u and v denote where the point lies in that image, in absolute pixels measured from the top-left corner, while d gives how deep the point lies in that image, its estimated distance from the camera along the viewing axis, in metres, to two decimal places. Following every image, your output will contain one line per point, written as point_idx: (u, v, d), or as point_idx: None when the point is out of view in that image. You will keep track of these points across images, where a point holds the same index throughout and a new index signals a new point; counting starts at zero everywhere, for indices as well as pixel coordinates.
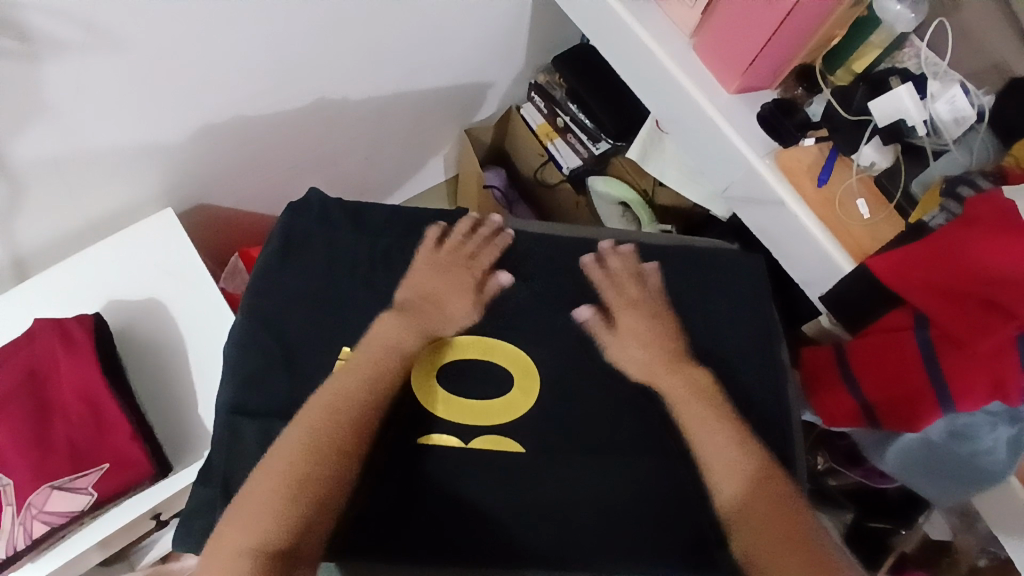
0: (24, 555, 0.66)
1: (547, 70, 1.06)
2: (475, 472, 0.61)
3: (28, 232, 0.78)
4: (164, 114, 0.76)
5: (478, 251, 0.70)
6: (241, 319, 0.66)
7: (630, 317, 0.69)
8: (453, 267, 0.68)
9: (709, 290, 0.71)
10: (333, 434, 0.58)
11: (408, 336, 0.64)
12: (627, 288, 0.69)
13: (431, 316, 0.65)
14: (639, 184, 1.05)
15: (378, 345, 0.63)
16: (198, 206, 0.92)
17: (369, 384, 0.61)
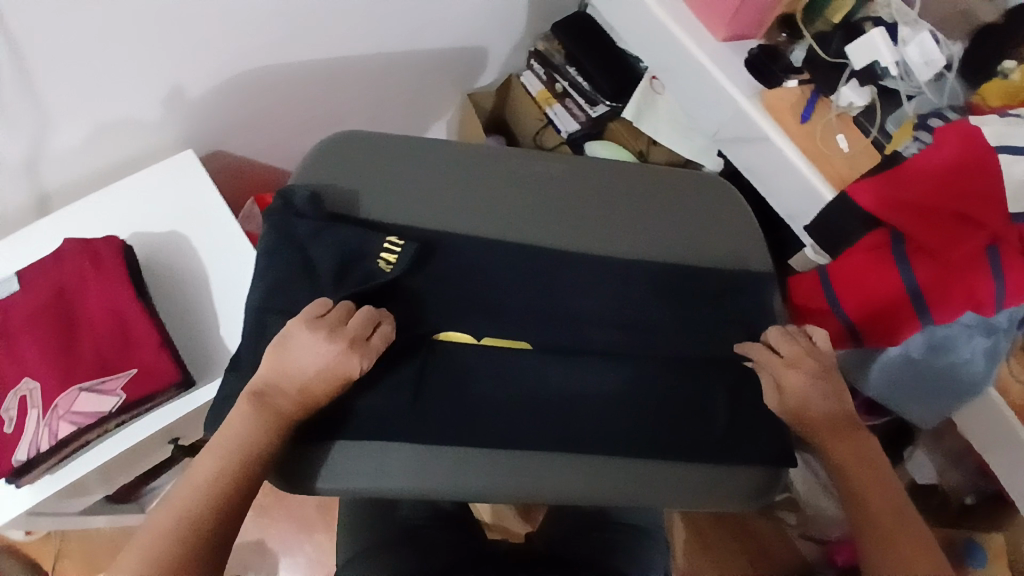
0: (46, 458, 0.69)
1: (546, 38, 1.12)
2: (488, 363, 0.67)
3: (55, 168, 0.82)
4: (187, 58, 0.80)
5: (348, 329, 0.62)
6: (261, 241, 0.71)
7: (628, 236, 0.77)
8: (316, 342, 0.61)
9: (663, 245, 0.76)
10: (173, 541, 0.55)
11: (263, 430, 0.59)
12: (785, 348, 0.68)
13: (292, 384, 0.60)
14: (634, 146, 1.09)
15: (219, 449, 0.58)
16: (213, 154, 0.97)
17: (208, 499, 0.57)
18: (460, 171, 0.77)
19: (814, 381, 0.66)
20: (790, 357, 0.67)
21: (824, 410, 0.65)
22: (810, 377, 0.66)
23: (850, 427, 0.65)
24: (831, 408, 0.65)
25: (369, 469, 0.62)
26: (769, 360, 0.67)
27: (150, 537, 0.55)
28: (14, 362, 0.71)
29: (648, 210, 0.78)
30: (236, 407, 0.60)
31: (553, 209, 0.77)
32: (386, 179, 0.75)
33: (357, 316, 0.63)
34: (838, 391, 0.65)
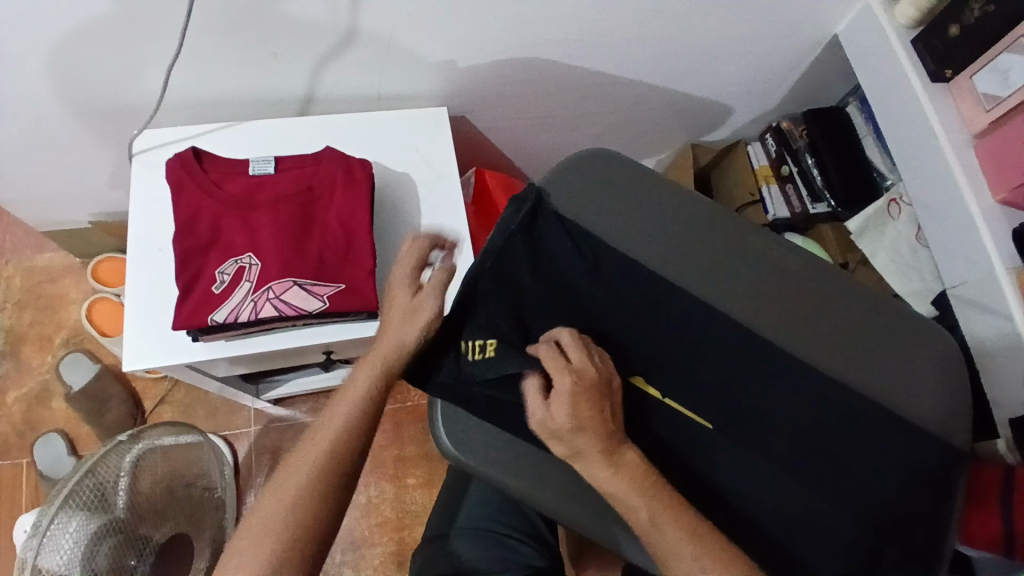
0: (236, 327, 0.74)
1: (792, 119, 1.10)
2: (663, 419, 0.69)
3: (333, 80, 0.88)
4: (488, 25, 0.83)
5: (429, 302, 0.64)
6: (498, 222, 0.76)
7: (847, 346, 0.73)
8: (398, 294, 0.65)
9: (882, 371, 0.72)
10: (303, 518, 0.56)
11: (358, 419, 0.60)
12: (571, 359, 0.62)
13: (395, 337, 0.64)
14: (838, 256, 1.06)
15: (317, 445, 0.59)
16: (459, 117, 1.01)
17: (306, 492, 0.57)
18: (705, 221, 0.77)
19: (596, 423, 0.59)
20: (573, 369, 0.61)
21: (595, 476, 0.59)
22: (610, 436, 0.59)
23: (684, 515, 0.58)
24: (625, 483, 0.58)
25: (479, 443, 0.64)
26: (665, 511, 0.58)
27: (273, 511, 0.56)
28: (246, 234, 0.76)
29: (873, 343, 0.73)
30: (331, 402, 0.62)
31: (776, 303, 0.74)
32: (629, 203, 0.77)
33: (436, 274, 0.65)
34: (601, 445, 0.58)
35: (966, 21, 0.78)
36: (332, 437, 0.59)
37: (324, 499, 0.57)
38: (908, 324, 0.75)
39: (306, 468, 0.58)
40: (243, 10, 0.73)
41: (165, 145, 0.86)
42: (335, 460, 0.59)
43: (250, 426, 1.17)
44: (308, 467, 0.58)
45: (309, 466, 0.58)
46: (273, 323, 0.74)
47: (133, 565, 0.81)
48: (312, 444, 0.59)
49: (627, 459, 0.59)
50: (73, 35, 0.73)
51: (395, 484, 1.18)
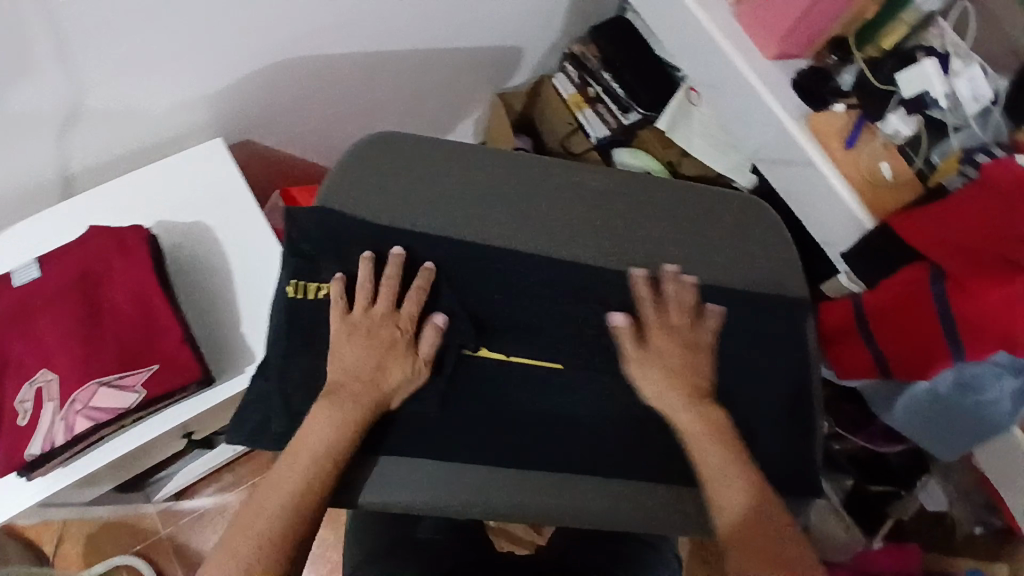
0: (61, 453, 0.68)
1: (582, 41, 1.10)
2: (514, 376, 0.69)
3: (82, 149, 0.79)
4: (228, 42, 0.78)
5: (398, 335, 0.67)
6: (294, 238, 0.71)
7: (669, 245, 0.75)
8: (359, 347, 0.66)
9: (709, 254, 0.75)
10: (299, 507, 0.59)
11: (342, 432, 0.62)
12: (671, 318, 0.68)
13: (363, 388, 0.65)
14: (663, 156, 1.08)
15: (308, 456, 0.61)
16: (245, 144, 0.94)
17: (285, 506, 0.59)
18: (500, 173, 0.76)
19: (682, 359, 0.67)
20: (659, 303, 0.69)
21: (679, 418, 0.65)
22: (689, 364, 0.67)
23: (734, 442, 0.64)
24: (679, 399, 0.65)
25: (408, 483, 0.68)
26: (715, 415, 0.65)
27: (275, 500, 0.59)
28: (31, 349, 0.69)
29: (689, 233, 0.76)
30: (317, 410, 0.63)
31: (586, 225, 0.75)
32: (424, 179, 0.75)
33: (433, 335, 0.67)
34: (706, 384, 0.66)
35: None
36: (317, 451, 0.61)
37: (297, 525, 0.59)
38: (711, 198, 0.78)
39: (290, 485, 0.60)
40: None
41: None
42: (316, 479, 0.60)
43: (161, 530, 1.09)
44: (292, 478, 0.60)
45: (291, 482, 0.60)
46: (98, 433, 0.69)
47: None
48: (287, 473, 0.60)
49: (682, 376, 0.66)
50: None
51: (334, 525, 1.14)
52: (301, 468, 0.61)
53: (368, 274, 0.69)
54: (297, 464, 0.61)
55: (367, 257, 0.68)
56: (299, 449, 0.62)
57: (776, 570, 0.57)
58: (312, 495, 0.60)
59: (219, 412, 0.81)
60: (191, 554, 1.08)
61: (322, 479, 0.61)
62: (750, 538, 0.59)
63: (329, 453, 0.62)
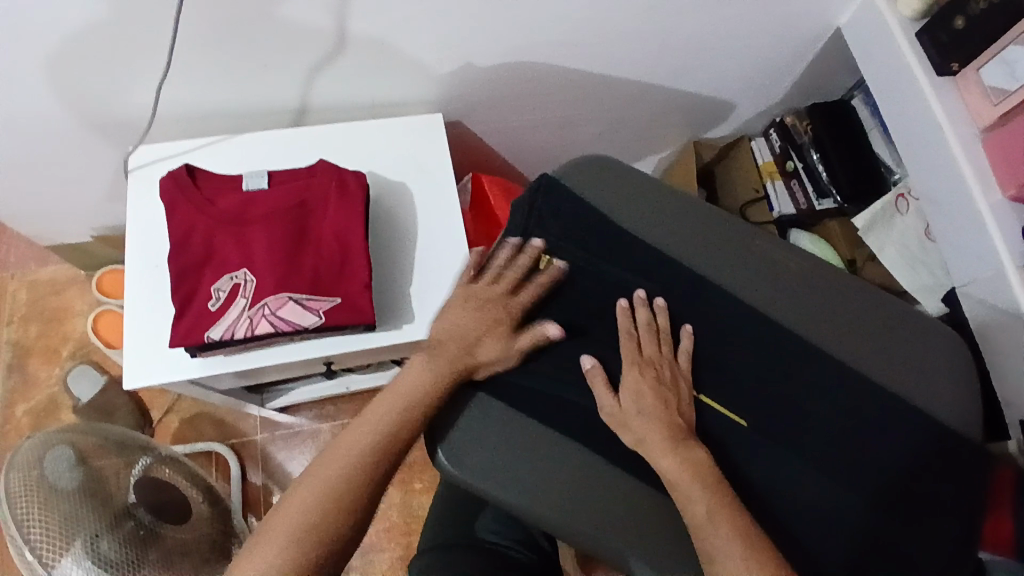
0: (235, 345, 0.74)
1: (797, 113, 1.07)
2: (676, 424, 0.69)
3: (326, 89, 0.87)
4: (483, 31, 0.82)
5: (503, 318, 0.70)
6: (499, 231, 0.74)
7: (859, 352, 0.72)
8: (467, 319, 0.71)
9: (909, 371, 0.72)
10: (374, 443, 0.65)
11: (428, 376, 0.67)
12: (642, 347, 0.70)
13: (460, 351, 0.69)
14: (845, 252, 1.05)
15: (399, 392, 0.67)
16: (454, 122, 0.99)
17: (376, 437, 0.65)
18: (698, 227, 0.77)
19: (661, 408, 0.66)
20: (656, 359, 0.70)
21: (661, 464, 0.63)
22: (675, 427, 0.65)
23: (714, 484, 0.62)
24: (686, 470, 0.62)
25: (508, 465, 0.66)
26: (692, 454, 0.64)
27: (360, 433, 0.65)
28: (240, 249, 0.76)
29: (882, 349, 0.73)
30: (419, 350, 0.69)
31: (775, 301, 0.74)
32: (630, 211, 0.77)
33: (529, 257, 0.72)
34: (665, 431, 0.65)
35: (973, 12, 0.77)
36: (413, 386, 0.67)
37: (378, 462, 0.65)
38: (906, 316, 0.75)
39: (377, 426, 0.66)
40: (230, 26, 0.73)
41: (162, 161, 0.86)
42: (401, 418, 0.66)
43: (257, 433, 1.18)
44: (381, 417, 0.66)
45: (375, 423, 0.66)
46: (272, 339, 0.75)
47: (138, 520, 0.84)
48: (379, 409, 0.67)
49: (648, 405, 0.66)
50: (68, 57, 0.73)
51: (403, 490, 1.18)
52: (393, 405, 0.67)
53: (637, 316, 0.72)
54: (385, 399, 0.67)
55: (535, 245, 0.72)
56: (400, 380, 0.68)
57: None
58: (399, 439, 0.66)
59: (367, 354, 0.86)
60: (274, 465, 1.17)
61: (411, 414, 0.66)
62: None
63: (394, 418, 0.66)
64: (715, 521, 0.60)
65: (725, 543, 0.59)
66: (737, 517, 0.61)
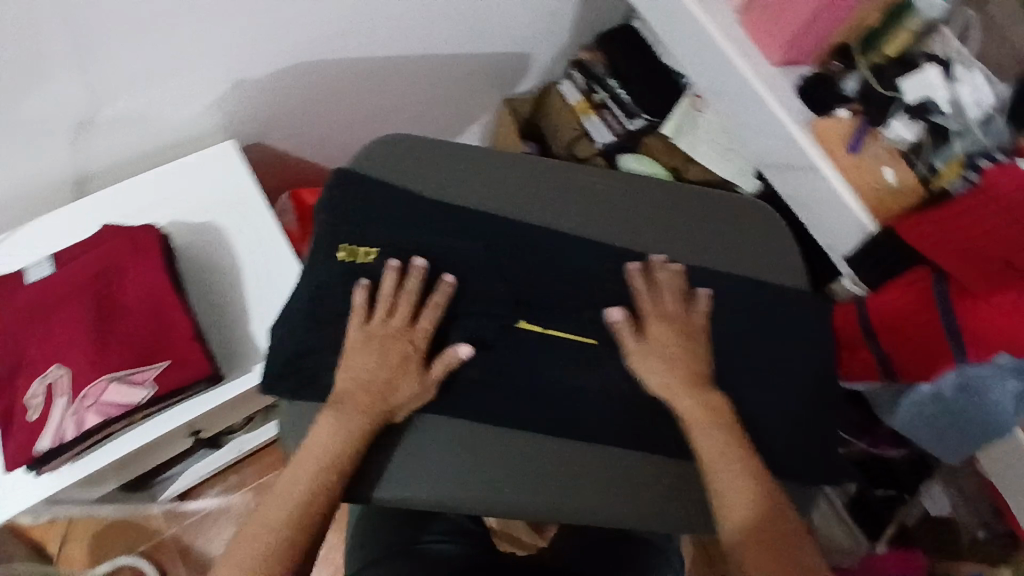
0: (70, 448, 0.68)
1: (588, 49, 1.12)
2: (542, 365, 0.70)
3: (98, 151, 0.80)
4: (245, 44, 0.78)
5: (410, 352, 0.66)
6: (316, 241, 0.72)
7: (686, 243, 0.78)
8: (367, 358, 0.65)
9: (727, 246, 0.78)
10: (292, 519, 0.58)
11: (340, 427, 0.62)
12: (667, 306, 0.71)
13: (372, 396, 0.64)
14: (668, 162, 1.09)
15: (315, 453, 0.61)
16: (253, 145, 0.95)
17: (296, 508, 0.59)
18: (511, 174, 0.77)
19: (688, 358, 0.68)
20: (679, 318, 0.71)
21: (680, 407, 0.65)
22: (695, 376, 0.67)
23: (732, 429, 0.64)
24: (698, 413, 0.65)
25: (450, 467, 0.66)
26: (674, 390, 0.66)
27: (275, 510, 0.58)
28: (43, 345, 0.69)
29: (702, 235, 0.78)
30: (325, 404, 0.64)
31: (600, 221, 0.77)
32: (438, 180, 0.76)
33: (417, 278, 0.69)
34: (683, 380, 0.66)
35: None
36: (330, 442, 0.61)
37: (302, 537, 0.58)
38: (712, 200, 0.81)
39: (292, 495, 0.59)
40: None
41: None
42: (320, 481, 0.60)
43: (165, 531, 1.09)
44: (297, 485, 0.60)
45: (293, 493, 0.59)
46: (107, 428, 0.69)
47: None
48: (294, 479, 0.60)
49: (673, 353, 0.68)
50: None
51: (339, 528, 1.14)
52: (310, 470, 0.61)
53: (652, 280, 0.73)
54: (300, 465, 0.61)
55: (418, 263, 0.69)
56: (310, 441, 0.62)
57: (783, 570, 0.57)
58: (321, 505, 0.59)
59: (230, 412, 0.81)
60: (195, 556, 1.08)
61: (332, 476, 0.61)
62: (770, 534, 0.59)
63: (313, 484, 0.60)
64: (728, 458, 0.62)
65: (734, 481, 0.61)
66: (749, 458, 0.63)
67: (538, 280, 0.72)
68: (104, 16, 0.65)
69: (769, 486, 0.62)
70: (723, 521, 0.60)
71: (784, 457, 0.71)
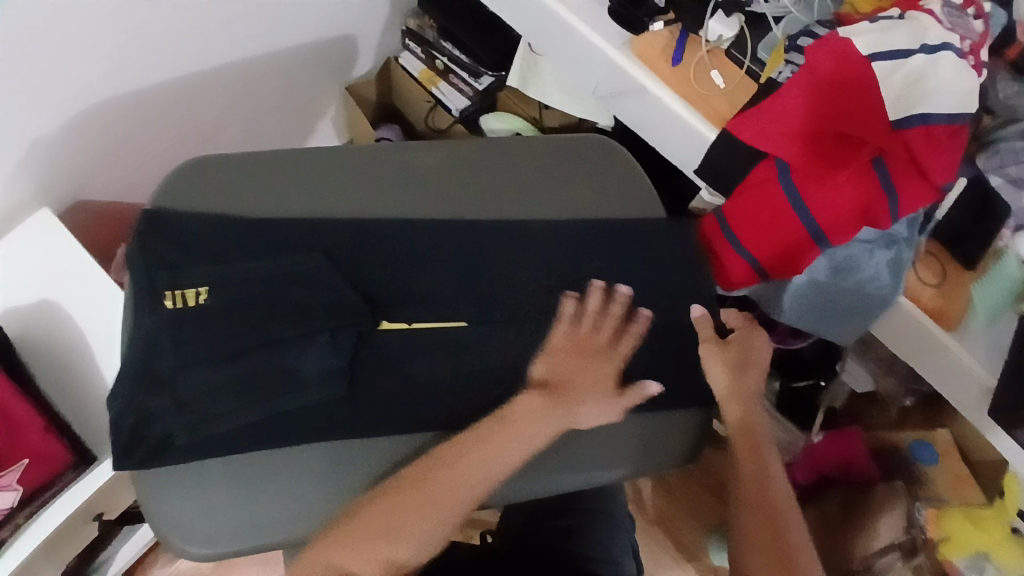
0: None
1: (415, 14, 1.07)
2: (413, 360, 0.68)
3: None
4: (23, 102, 0.72)
5: (609, 371, 0.68)
6: (134, 297, 0.66)
7: (532, 197, 0.76)
8: (585, 365, 0.67)
9: (574, 190, 0.76)
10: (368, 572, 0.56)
11: (476, 477, 0.60)
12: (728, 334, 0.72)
13: (572, 403, 0.65)
14: (527, 113, 1.06)
15: (415, 506, 0.58)
16: (74, 206, 0.86)
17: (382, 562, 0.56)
18: (335, 172, 0.73)
19: (730, 357, 0.70)
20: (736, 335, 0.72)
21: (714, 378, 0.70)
22: (737, 363, 0.70)
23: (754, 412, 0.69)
24: (732, 395, 0.69)
25: (547, 479, 0.66)
26: (717, 362, 0.70)
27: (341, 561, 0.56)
28: None
29: (543, 185, 0.76)
30: (454, 447, 0.61)
31: (440, 197, 0.74)
32: (253, 199, 0.71)
33: (621, 304, 0.71)
34: (732, 363, 0.70)
35: None
36: (456, 487, 0.59)
37: None
38: (550, 146, 0.78)
39: (373, 551, 0.56)
40: None
41: None
42: (421, 540, 0.58)
43: None
44: (377, 536, 0.57)
45: (369, 548, 0.56)
46: None
47: None
48: (383, 529, 0.57)
49: (731, 355, 0.70)
50: None
51: None
52: (408, 519, 0.58)
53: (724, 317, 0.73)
54: (397, 516, 0.58)
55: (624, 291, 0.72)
56: (423, 488, 0.59)
57: (778, 545, 0.61)
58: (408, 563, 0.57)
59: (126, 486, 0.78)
60: None
61: (434, 532, 0.58)
62: (767, 511, 0.63)
63: (412, 540, 0.57)
64: (745, 444, 0.68)
65: (745, 464, 0.67)
66: (759, 446, 0.68)
67: (385, 279, 0.70)
68: None
69: (770, 471, 0.67)
70: (738, 499, 0.65)
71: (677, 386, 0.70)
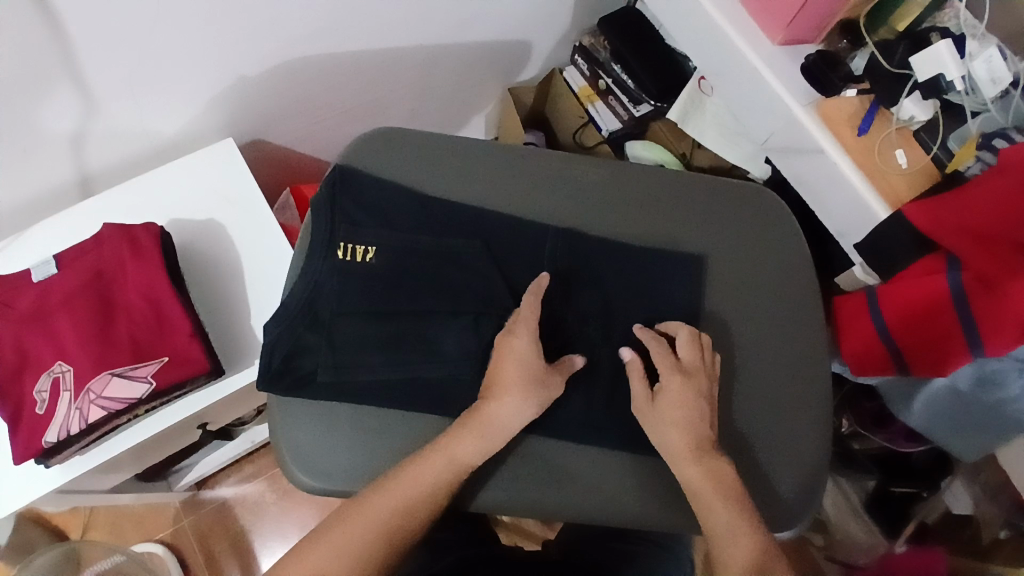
0: (76, 440, 0.69)
1: (591, 32, 1.09)
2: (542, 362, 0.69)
3: (99, 152, 0.81)
4: (239, 43, 0.77)
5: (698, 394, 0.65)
6: (314, 241, 0.70)
7: (685, 232, 0.76)
8: (682, 405, 0.64)
9: (729, 235, 0.76)
10: (378, 520, 0.60)
11: (474, 445, 0.62)
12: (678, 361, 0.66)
13: (697, 430, 0.64)
14: (677, 148, 1.07)
15: (426, 467, 0.62)
16: (252, 142, 0.95)
17: (391, 510, 0.61)
18: (505, 166, 0.76)
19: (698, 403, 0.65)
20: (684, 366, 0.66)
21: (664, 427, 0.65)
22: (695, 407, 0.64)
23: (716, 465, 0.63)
24: (692, 444, 0.63)
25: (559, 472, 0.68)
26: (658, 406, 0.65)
27: (361, 508, 0.61)
28: (47, 342, 0.71)
29: (700, 224, 0.76)
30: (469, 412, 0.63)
31: (598, 211, 0.75)
32: (428, 173, 0.75)
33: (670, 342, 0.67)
34: (687, 411, 0.64)
35: None
36: (448, 453, 0.62)
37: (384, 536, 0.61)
38: (716, 187, 0.78)
39: (383, 499, 0.61)
40: None
41: None
42: (422, 493, 0.61)
43: (184, 520, 1.13)
44: (391, 489, 0.61)
45: (382, 497, 0.61)
46: (110, 422, 0.71)
47: None
48: (401, 482, 0.61)
49: (685, 415, 0.64)
50: None
51: None
52: (416, 475, 0.62)
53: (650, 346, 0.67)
54: (408, 470, 0.62)
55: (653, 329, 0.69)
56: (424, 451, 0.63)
57: None
58: (416, 513, 0.61)
59: (238, 405, 0.83)
60: (214, 541, 1.13)
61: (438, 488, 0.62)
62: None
63: (410, 495, 0.61)
64: (703, 496, 0.62)
65: (736, 513, 0.62)
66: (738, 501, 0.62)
67: (531, 277, 0.71)
68: (91, 22, 0.64)
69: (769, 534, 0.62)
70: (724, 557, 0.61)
71: (791, 455, 0.70)
